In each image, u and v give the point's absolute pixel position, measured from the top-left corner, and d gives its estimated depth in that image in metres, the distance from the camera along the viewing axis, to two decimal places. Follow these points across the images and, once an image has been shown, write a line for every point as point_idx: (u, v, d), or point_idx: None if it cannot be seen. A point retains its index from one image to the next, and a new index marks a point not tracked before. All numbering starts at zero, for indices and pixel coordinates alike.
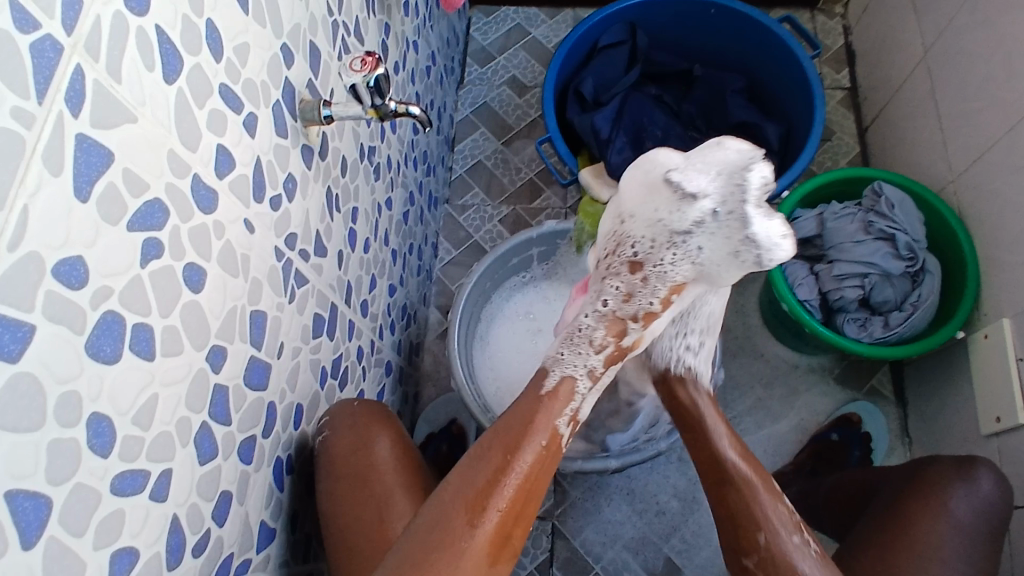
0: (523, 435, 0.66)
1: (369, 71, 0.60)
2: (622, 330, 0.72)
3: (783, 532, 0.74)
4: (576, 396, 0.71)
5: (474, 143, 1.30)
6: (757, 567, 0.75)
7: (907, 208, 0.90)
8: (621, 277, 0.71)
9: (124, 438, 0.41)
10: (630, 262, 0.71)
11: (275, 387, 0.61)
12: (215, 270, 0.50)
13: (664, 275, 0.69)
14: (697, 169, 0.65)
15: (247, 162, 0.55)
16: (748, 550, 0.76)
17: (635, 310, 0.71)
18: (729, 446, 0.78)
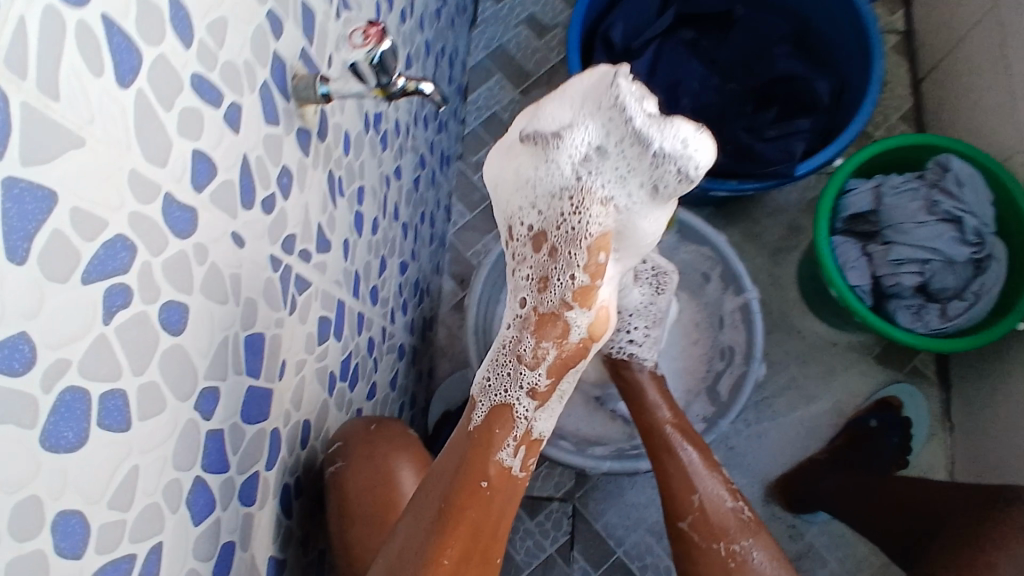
0: (472, 477, 0.55)
1: (374, 47, 0.50)
2: (552, 334, 0.56)
3: (718, 494, 0.71)
4: (518, 422, 0.58)
5: (488, 91, 1.19)
6: (689, 532, 0.70)
7: (975, 186, 0.82)
8: (530, 261, 0.56)
9: (100, 526, 0.36)
10: (537, 237, 0.55)
11: (278, 412, 0.55)
12: (200, 301, 0.43)
13: (574, 237, 0.53)
14: (551, 107, 0.52)
15: (231, 164, 0.46)
16: (681, 512, 0.71)
17: (552, 304, 0.55)
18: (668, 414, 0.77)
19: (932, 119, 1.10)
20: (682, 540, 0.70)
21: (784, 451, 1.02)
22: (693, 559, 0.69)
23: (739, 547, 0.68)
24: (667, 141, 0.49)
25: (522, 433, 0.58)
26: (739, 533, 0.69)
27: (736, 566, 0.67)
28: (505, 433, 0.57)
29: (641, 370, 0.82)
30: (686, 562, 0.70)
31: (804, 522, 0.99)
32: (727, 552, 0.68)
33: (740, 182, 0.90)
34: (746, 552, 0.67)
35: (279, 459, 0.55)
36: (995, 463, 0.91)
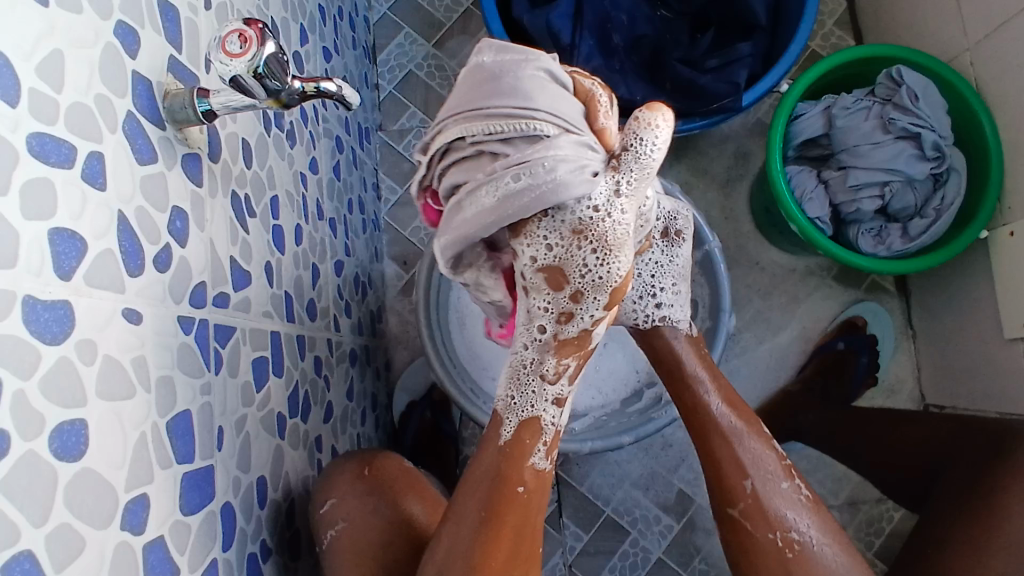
0: (506, 490, 0.54)
1: (255, 52, 0.41)
2: (575, 353, 0.55)
3: (771, 479, 0.65)
4: (546, 429, 0.57)
5: (398, 49, 1.08)
6: (740, 519, 0.65)
7: (929, 98, 0.81)
8: (548, 296, 0.53)
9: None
10: (549, 273, 0.52)
11: (226, 484, 0.48)
12: (101, 408, 0.36)
13: (602, 283, 0.51)
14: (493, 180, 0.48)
15: (105, 228, 0.38)
16: (731, 498, 0.66)
17: (576, 330, 0.54)
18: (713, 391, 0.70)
19: (867, 22, 1.05)
20: (736, 531, 0.65)
21: (757, 385, 1.01)
22: (746, 548, 0.65)
23: (795, 535, 0.63)
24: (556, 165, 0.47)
25: (551, 432, 0.57)
26: (790, 519, 0.64)
27: (794, 557, 0.62)
28: (534, 441, 0.56)
29: (674, 335, 0.73)
30: (735, 547, 0.65)
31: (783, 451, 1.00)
32: (785, 541, 0.63)
33: (686, 122, 0.86)
34: (800, 539, 0.63)
35: (238, 533, 0.50)
36: (962, 367, 0.92)
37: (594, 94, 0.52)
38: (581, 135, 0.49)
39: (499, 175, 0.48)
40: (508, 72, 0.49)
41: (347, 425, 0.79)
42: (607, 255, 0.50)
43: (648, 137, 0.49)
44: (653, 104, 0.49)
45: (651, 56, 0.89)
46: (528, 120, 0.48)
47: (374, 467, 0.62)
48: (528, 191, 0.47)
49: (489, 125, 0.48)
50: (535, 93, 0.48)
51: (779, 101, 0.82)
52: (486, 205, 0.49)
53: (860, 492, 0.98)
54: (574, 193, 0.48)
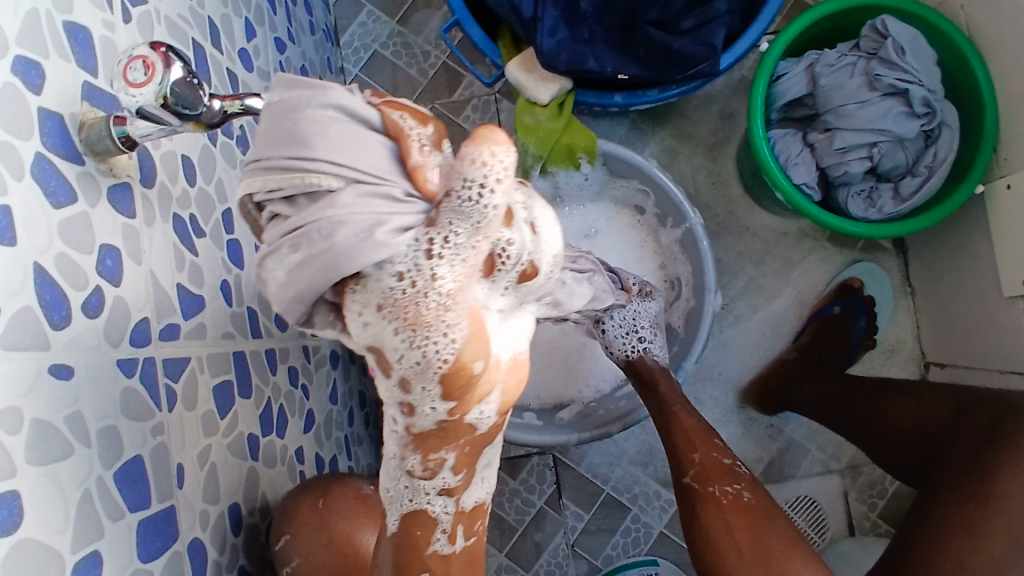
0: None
1: (162, 77, 0.38)
2: (447, 443, 0.46)
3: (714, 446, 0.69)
4: (440, 518, 0.50)
5: (362, 28, 1.03)
6: (691, 485, 0.68)
7: (916, 49, 0.76)
8: (385, 382, 0.44)
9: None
10: (377, 353, 0.42)
11: (191, 520, 0.48)
12: (31, 476, 0.34)
13: (424, 370, 0.40)
14: (278, 248, 0.37)
15: (19, 285, 0.36)
16: (683, 468, 0.69)
17: (431, 423, 0.44)
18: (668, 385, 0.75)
19: None
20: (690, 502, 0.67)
21: (753, 355, 0.99)
22: (695, 510, 0.66)
23: (735, 491, 0.65)
24: (341, 226, 0.36)
25: (450, 519, 0.50)
26: (730, 479, 0.66)
27: (729, 504, 0.64)
28: (428, 532, 0.50)
29: (654, 364, 0.78)
30: (689, 515, 0.67)
31: (782, 419, 0.98)
32: (722, 493, 0.65)
33: (662, 90, 0.83)
34: (733, 492, 0.65)
35: (209, 567, 0.49)
36: (963, 325, 0.89)
37: (405, 128, 0.37)
38: (381, 186, 0.37)
39: (279, 246, 0.37)
40: (291, 114, 0.36)
41: (332, 430, 0.78)
42: (418, 338, 0.39)
43: (473, 178, 0.35)
44: (478, 132, 0.35)
45: None
46: (306, 173, 0.36)
47: (329, 498, 0.58)
48: (311, 263, 0.36)
49: (266, 181, 0.37)
50: (317, 138, 0.36)
51: (758, 65, 0.77)
52: (280, 280, 0.38)
53: (862, 455, 0.97)
54: (370, 259, 0.36)
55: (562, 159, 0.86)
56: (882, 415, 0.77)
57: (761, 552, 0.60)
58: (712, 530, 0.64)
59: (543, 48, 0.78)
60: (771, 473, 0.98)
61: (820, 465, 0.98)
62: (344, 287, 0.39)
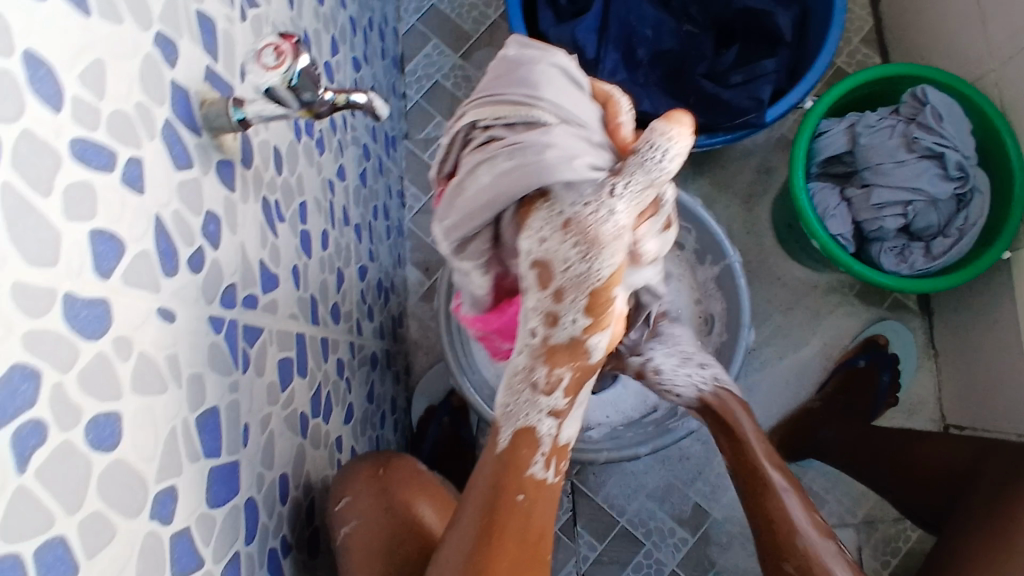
0: (492, 503, 0.53)
1: (290, 65, 0.43)
2: (568, 360, 0.52)
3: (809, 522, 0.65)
4: (543, 437, 0.56)
5: (426, 59, 1.10)
6: (774, 542, 0.66)
7: (953, 117, 0.80)
8: (536, 296, 0.50)
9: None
10: (541, 268, 0.48)
11: (250, 480, 0.50)
12: (135, 403, 0.37)
13: (583, 281, 0.47)
14: (488, 160, 0.47)
15: (142, 232, 0.39)
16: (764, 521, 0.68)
17: (566, 337, 0.51)
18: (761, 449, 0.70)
19: (894, 36, 1.04)
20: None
21: (776, 401, 1.01)
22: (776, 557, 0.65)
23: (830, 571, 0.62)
24: (554, 147, 0.45)
25: (550, 443, 0.56)
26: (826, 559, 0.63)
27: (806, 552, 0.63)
28: (532, 451, 0.55)
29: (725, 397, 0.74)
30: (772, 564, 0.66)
31: (801, 468, 0.99)
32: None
33: (710, 137, 0.87)
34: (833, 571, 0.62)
35: (260, 528, 0.51)
36: (988, 388, 0.90)
37: (612, 98, 0.50)
38: (586, 130, 0.47)
39: (496, 155, 0.47)
40: (525, 66, 0.48)
41: (366, 428, 0.81)
42: (591, 254, 0.45)
43: (659, 147, 0.43)
44: (672, 113, 0.43)
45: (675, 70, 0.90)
46: (532, 108, 0.46)
47: (386, 467, 0.64)
48: (518, 169, 0.45)
49: (496, 111, 0.47)
50: (544, 85, 0.47)
51: (802, 119, 0.82)
52: (484, 183, 0.47)
53: (879, 512, 0.97)
54: (562, 177, 0.44)
55: None
56: (907, 462, 0.79)
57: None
58: None
59: None
60: None
61: (836, 517, 0.98)
62: (530, 205, 0.47)
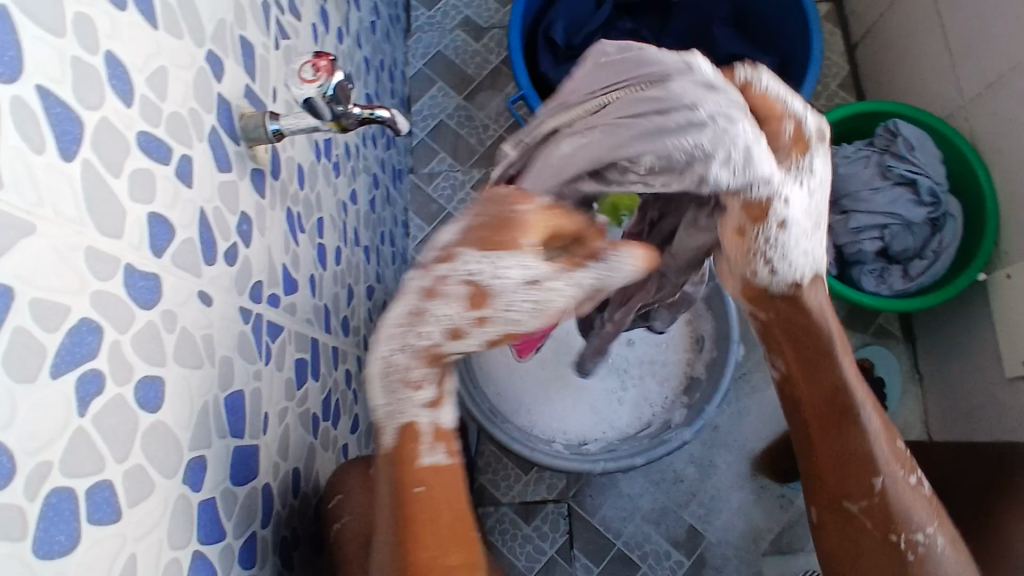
0: (428, 497, 0.51)
1: (326, 79, 0.48)
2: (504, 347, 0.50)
3: (898, 471, 0.58)
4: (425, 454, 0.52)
5: (432, 100, 1.17)
6: (859, 517, 0.58)
7: (924, 148, 0.87)
8: (453, 310, 0.48)
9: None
10: (475, 293, 0.47)
11: (268, 466, 0.53)
12: (175, 371, 0.41)
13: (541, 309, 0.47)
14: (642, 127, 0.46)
15: (189, 221, 0.44)
16: (850, 492, 0.58)
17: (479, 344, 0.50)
18: (849, 366, 0.57)
19: (869, 82, 1.13)
20: (848, 531, 0.59)
21: (766, 424, 1.04)
22: (854, 539, 0.59)
23: (917, 538, 0.58)
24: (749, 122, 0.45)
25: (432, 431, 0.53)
26: (916, 519, 0.58)
27: (914, 559, 0.57)
28: (417, 443, 0.52)
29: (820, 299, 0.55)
30: (839, 538, 0.60)
31: (793, 491, 1.01)
32: (908, 544, 0.58)
33: None
34: (924, 540, 0.58)
35: (275, 514, 0.54)
36: (970, 409, 0.94)
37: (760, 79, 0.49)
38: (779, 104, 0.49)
39: (668, 119, 0.45)
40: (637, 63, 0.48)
41: (370, 441, 0.83)
42: (770, 247, 0.51)
43: (802, 165, 0.49)
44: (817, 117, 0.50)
45: None
46: (700, 70, 0.46)
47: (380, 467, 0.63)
48: (705, 132, 0.45)
49: (639, 83, 0.48)
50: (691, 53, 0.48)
51: None
52: (649, 153, 0.46)
53: None
54: (757, 154, 0.46)
55: None
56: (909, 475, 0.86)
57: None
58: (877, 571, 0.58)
59: None
60: (780, 544, 1.00)
61: None
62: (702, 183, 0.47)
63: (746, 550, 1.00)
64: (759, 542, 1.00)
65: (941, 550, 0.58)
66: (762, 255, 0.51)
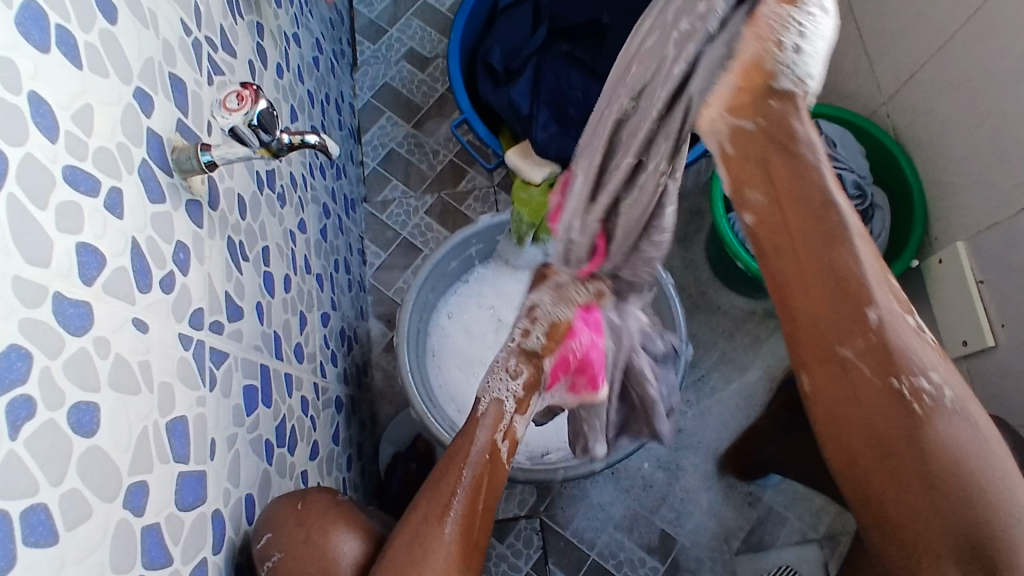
0: (462, 450, 0.67)
1: (250, 107, 0.50)
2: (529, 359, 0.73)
3: (897, 308, 0.55)
4: (506, 416, 0.70)
5: (381, 130, 1.19)
6: (856, 360, 0.55)
7: (847, 144, 0.92)
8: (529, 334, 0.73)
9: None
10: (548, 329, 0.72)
11: (216, 492, 0.53)
12: (111, 397, 0.41)
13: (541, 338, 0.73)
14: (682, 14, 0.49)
15: (121, 250, 0.45)
16: (844, 336, 0.55)
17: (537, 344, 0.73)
18: (862, 246, 0.54)
19: None
20: (854, 398, 0.56)
21: (728, 424, 1.06)
22: (851, 395, 0.56)
23: (923, 389, 0.54)
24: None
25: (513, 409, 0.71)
26: (917, 362, 0.55)
27: (924, 411, 0.54)
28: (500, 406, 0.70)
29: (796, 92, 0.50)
30: (844, 408, 0.56)
31: (759, 487, 1.03)
32: (912, 394, 0.54)
33: None
34: (933, 387, 0.54)
35: (227, 540, 0.54)
36: None
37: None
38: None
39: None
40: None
41: (332, 468, 0.83)
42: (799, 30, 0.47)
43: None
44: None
45: None
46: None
47: (309, 500, 0.59)
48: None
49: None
50: None
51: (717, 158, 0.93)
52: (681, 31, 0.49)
53: (838, 524, 1.01)
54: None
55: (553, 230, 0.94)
56: None
57: (988, 479, 0.53)
58: (895, 448, 0.55)
59: (538, 138, 0.94)
60: (751, 541, 1.01)
61: (798, 533, 1.01)
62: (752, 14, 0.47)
63: (718, 551, 1.00)
64: (730, 541, 1.01)
65: (952, 400, 0.54)
66: (797, 25, 0.46)
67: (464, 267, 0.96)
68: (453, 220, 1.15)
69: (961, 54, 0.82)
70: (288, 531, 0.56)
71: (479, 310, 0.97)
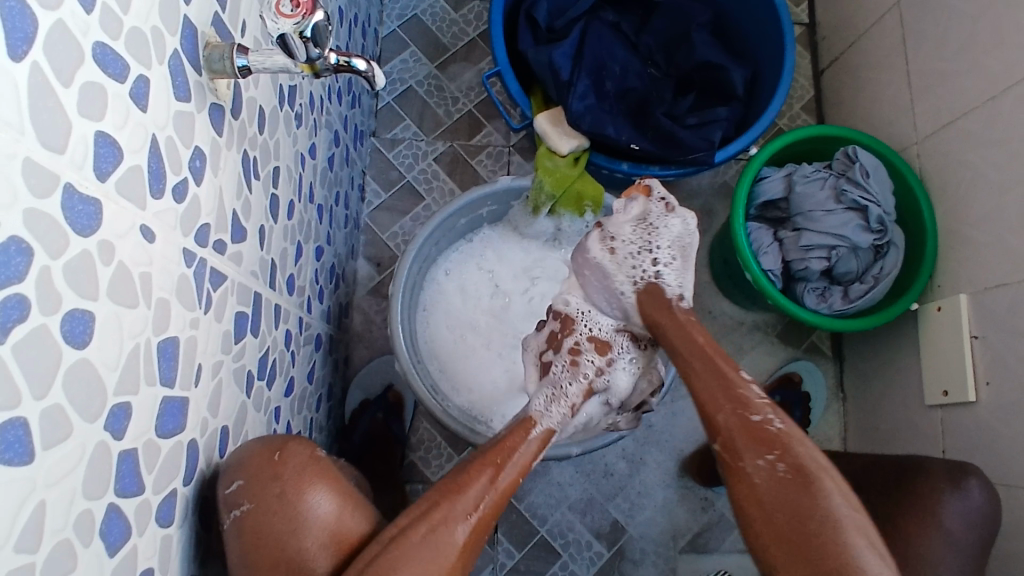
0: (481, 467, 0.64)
1: (305, 17, 0.45)
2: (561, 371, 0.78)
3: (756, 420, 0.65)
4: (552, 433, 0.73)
5: (402, 64, 1.13)
6: (723, 449, 0.65)
7: (878, 177, 0.91)
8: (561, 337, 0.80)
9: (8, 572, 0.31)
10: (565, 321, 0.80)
11: (195, 421, 0.50)
12: (107, 308, 0.38)
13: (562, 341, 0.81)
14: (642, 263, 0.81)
15: (138, 147, 0.40)
16: (711, 432, 0.66)
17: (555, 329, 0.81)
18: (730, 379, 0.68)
19: (831, 108, 1.16)
20: (697, 404, 0.68)
21: (698, 426, 1.06)
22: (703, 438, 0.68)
23: (784, 460, 0.62)
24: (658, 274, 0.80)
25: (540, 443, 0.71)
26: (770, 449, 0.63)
27: (775, 481, 0.62)
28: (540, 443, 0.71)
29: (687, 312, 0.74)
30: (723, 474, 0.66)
31: (715, 494, 1.04)
32: (758, 469, 0.63)
33: (662, 169, 0.93)
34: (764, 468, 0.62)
35: (199, 472, 0.51)
36: (887, 429, 0.98)
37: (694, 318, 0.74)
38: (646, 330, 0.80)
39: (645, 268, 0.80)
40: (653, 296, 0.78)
41: (303, 407, 0.80)
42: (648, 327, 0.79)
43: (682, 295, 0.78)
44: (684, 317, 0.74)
45: (637, 105, 0.97)
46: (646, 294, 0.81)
47: (287, 451, 0.56)
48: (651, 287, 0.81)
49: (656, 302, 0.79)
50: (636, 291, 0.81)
51: (746, 163, 0.91)
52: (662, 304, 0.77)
53: None
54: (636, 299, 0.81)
55: (569, 205, 0.91)
56: None
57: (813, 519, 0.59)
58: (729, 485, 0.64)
59: (571, 109, 0.90)
60: (697, 543, 1.03)
61: (742, 543, 1.03)
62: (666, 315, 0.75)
63: (664, 547, 1.02)
64: (677, 539, 1.03)
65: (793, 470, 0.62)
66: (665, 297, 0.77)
67: (472, 225, 0.93)
68: (461, 173, 1.11)
69: (1008, 109, 0.81)
70: (262, 480, 0.53)
71: (478, 272, 0.94)
